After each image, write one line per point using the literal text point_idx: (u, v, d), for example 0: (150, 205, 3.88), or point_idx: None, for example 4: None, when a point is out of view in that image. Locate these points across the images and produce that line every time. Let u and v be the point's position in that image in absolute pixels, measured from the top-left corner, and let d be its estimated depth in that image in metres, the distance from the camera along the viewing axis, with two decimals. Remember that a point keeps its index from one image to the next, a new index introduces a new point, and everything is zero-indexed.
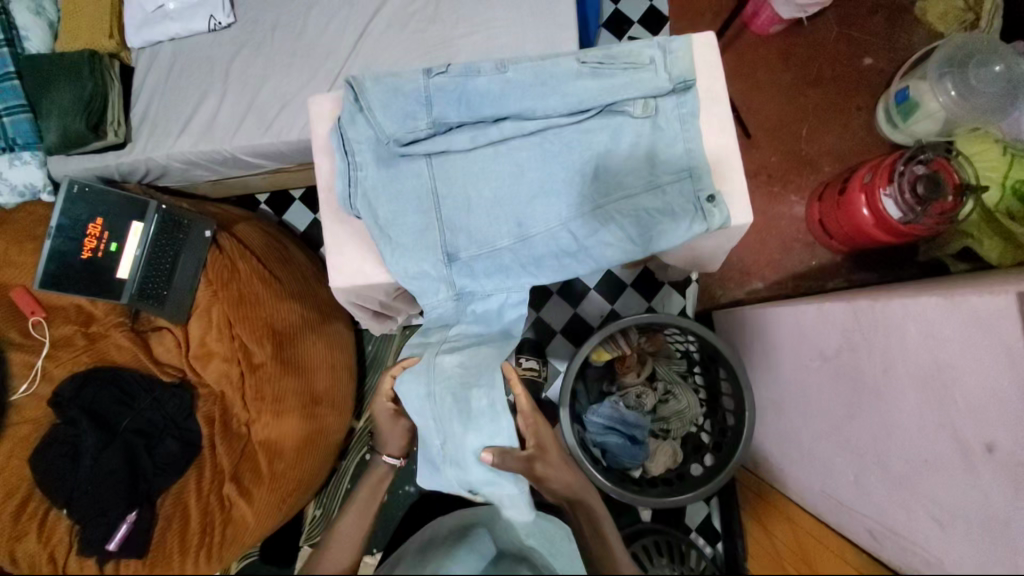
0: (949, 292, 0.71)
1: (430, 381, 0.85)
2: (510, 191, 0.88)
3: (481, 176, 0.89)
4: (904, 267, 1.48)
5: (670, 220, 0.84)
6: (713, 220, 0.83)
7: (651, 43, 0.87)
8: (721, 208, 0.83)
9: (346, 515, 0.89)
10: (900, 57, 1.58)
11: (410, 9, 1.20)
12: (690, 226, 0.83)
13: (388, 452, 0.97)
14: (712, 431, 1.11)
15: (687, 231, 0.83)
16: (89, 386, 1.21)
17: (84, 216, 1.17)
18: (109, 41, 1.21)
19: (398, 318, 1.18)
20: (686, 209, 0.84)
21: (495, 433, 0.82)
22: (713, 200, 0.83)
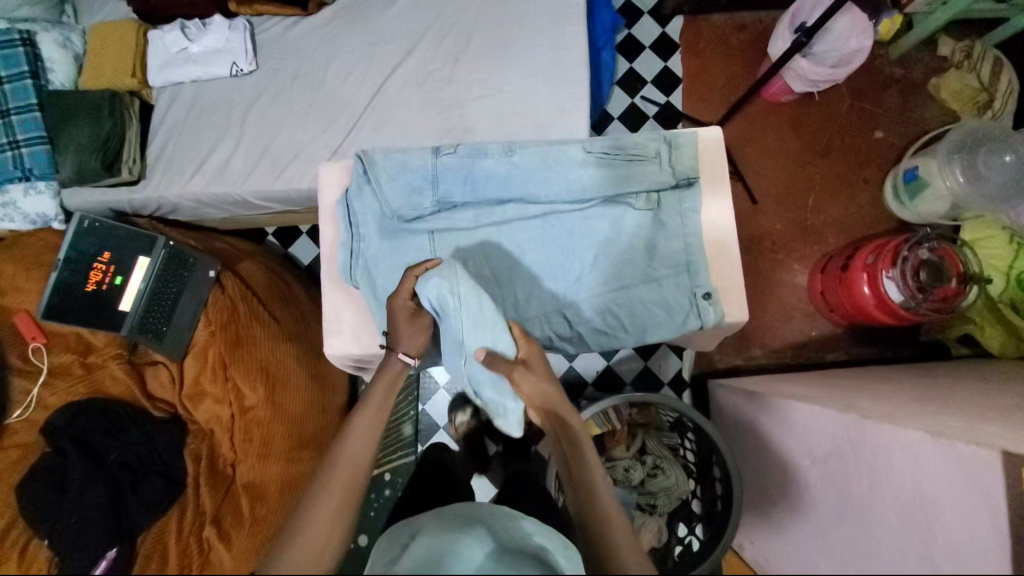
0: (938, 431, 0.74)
1: (452, 280, 0.80)
2: (510, 272, 0.90)
3: (481, 254, 0.91)
4: (905, 344, 1.46)
5: (666, 313, 0.86)
6: (705, 319, 0.85)
7: (657, 137, 0.90)
8: (716, 305, 0.85)
9: (352, 430, 0.75)
10: (913, 133, 1.58)
11: (428, 69, 1.25)
12: (684, 321, 0.85)
13: (404, 352, 0.82)
14: (702, 510, 1.12)
15: (681, 326, 0.86)
16: (81, 418, 1.22)
17: (91, 250, 1.20)
18: (131, 80, 1.24)
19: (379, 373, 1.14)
20: (682, 304, 0.86)
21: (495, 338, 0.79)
22: (710, 297, 0.85)
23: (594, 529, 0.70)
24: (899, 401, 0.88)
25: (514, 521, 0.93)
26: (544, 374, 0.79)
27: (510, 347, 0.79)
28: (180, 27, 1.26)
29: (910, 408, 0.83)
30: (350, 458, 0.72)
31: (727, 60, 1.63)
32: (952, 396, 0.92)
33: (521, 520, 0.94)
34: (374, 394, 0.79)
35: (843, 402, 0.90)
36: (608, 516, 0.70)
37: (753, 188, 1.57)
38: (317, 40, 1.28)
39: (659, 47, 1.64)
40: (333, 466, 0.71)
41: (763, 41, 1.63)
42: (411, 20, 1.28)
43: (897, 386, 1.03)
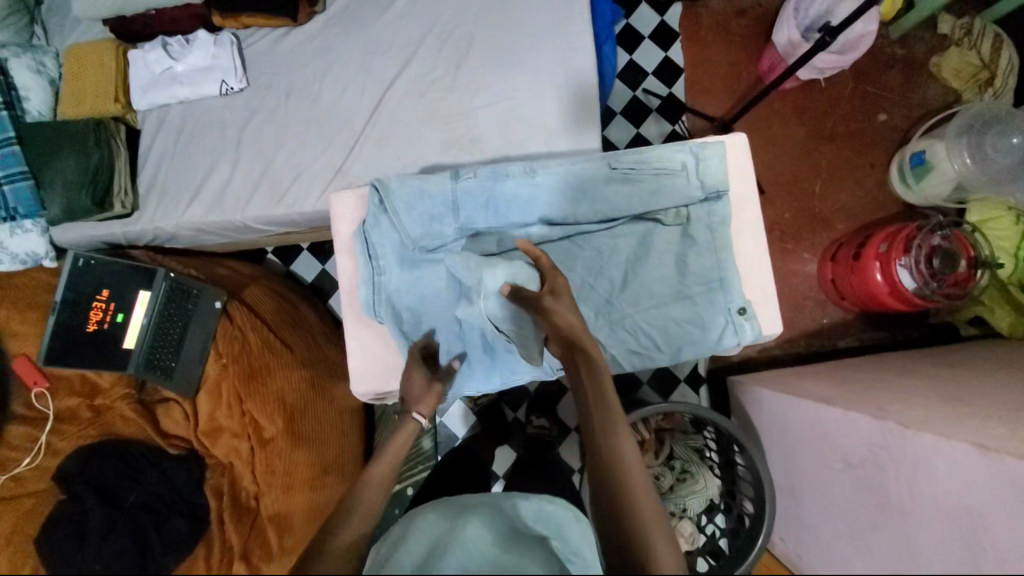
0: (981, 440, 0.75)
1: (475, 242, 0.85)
2: None
3: None
4: (914, 326, 1.47)
5: (700, 329, 0.85)
6: (738, 334, 0.85)
7: (683, 149, 0.88)
8: (753, 321, 0.85)
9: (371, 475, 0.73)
10: (915, 113, 1.57)
11: (430, 77, 1.20)
12: (720, 337, 0.85)
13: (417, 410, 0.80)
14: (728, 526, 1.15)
15: (717, 342, 0.86)
16: (94, 461, 1.18)
17: (88, 289, 1.15)
18: (114, 104, 1.17)
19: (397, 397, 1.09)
20: (717, 320, 0.85)
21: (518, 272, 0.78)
22: (745, 313, 0.85)
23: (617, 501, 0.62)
24: (930, 402, 0.89)
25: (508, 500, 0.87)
26: (572, 309, 0.74)
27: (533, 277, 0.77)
28: (161, 45, 1.19)
29: (945, 412, 0.84)
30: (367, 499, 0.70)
31: (728, 46, 1.59)
32: (980, 393, 0.94)
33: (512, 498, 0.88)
34: (388, 448, 0.77)
35: (873, 405, 0.91)
36: (631, 494, 0.62)
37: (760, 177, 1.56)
38: (311, 52, 1.22)
39: (659, 36, 1.60)
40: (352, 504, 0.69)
41: (764, 25, 1.59)
42: (408, 26, 1.22)
43: (919, 379, 1.05)
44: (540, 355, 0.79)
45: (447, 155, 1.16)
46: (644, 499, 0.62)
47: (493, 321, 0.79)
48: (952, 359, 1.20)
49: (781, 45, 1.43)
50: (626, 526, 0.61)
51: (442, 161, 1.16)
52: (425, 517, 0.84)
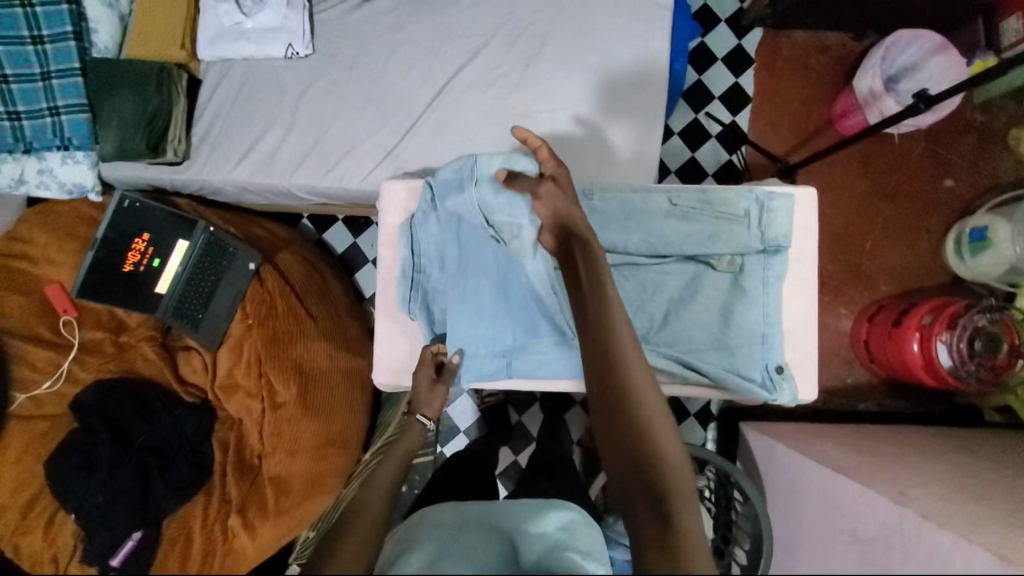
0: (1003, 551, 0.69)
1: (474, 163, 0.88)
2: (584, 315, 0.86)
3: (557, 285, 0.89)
4: (939, 401, 1.43)
5: (736, 380, 0.83)
6: (774, 392, 0.82)
7: (749, 195, 0.85)
8: (790, 383, 0.83)
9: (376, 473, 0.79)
10: (983, 185, 1.51)
11: (495, 72, 1.17)
12: (754, 392, 0.83)
13: (422, 414, 0.86)
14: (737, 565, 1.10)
15: (750, 396, 0.84)
16: (111, 397, 1.20)
17: (132, 228, 1.17)
18: (179, 51, 1.17)
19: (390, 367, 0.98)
20: (754, 375, 0.83)
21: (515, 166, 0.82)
22: (782, 372, 0.83)
23: (638, 444, 0.60)
24: (954, 495, 0.87)
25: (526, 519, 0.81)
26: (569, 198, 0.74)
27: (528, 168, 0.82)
28: None
29: (967, 510, 0.82)
30: (369, 492, 0.75)
31: (802, 82, 1.54)
32: (1004, 496, 0.91)
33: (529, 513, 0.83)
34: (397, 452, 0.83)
35: (892, 486, 0.88)
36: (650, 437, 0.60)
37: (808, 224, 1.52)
38: (380, 27, 1.20)
39: (732, 61, 1.55)
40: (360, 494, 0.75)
41: (844, 67, 1.53)
42: (483, 16, 1.19)
43: (941, 464, 1.02)
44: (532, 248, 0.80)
45: (501, 154, 1.15)
46: (661, 437, 0.61)
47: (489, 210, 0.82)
48: (975, 445, 1.17)
49: (861, 92, 1.38)
50: (649, 470, 0.59)
51: None
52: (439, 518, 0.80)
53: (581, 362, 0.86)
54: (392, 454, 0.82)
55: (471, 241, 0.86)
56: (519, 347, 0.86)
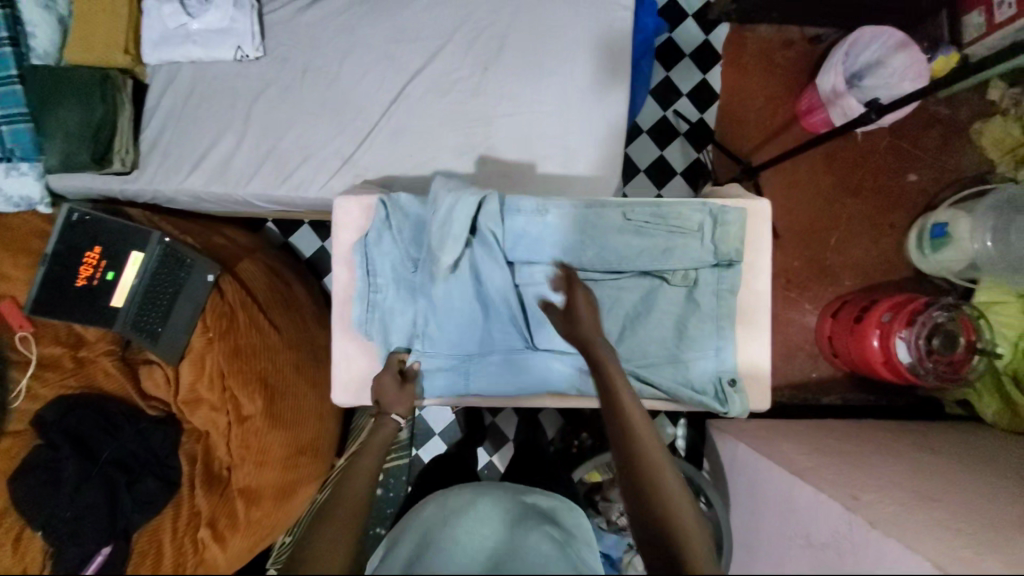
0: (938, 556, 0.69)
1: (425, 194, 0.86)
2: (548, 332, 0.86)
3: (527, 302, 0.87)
4: (900, 394, 1.47)
5: (690, 394, 0.84)
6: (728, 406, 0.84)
7: (702, 208, 0.84)
8: (742, 395, 0.84)
9: (351, 475, 0.76)
10: (947, 179, 1.52)
11: (454, 76, 1.16)
12: (707, 404, 0.84)
13: (396, 412, 0.82)
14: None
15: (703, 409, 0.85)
16: (74, 413, 1.17)
17: (84, 244, 1.13)
18: (123, 57, 1.13)
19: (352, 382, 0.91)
20: (706, 387, 0.85)
21: (466, 197, 0.82)
22: (734, 384, 0.84)
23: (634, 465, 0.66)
24: (906, 496, 0.88)
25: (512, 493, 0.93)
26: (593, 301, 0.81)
27: (477, 198, 0.82)
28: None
29: (916, 513, 0.82)
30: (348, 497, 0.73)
31: (767, 78, 1.54)
32: (951, 489, 0.94)
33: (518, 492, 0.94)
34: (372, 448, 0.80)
35: (846, 489, 0.88)
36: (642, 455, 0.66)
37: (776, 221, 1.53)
38: (333, 30, 1.18)
39: (698, 57, 1.55)
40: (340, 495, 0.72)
41: (809, 62, 1.54)
42: (439, 17, 1.18)
43: (895, 462, 1.04)
44: (497, 266, 0.84)
45: (460, 161, 1.14)
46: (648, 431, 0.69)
47: (444, 236, 0.81)
48: (931, 442, 1.20)
49: (824, 90, 1.38)
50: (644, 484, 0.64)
51: (455, 166, 1.13)
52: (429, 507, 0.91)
53: (538, 373, 0.87)
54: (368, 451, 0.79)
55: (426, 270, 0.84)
56: (480, 351, 0.87)
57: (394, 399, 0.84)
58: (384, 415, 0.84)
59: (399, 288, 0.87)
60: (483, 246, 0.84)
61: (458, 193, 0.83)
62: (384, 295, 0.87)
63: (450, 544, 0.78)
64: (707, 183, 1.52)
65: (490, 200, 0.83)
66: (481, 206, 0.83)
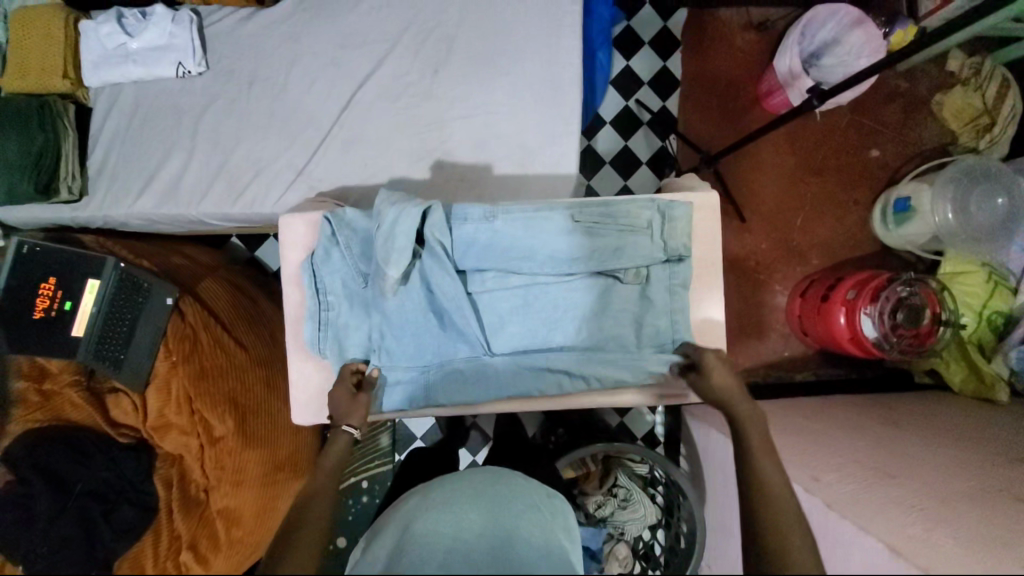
0: (897, 536, 0.70)
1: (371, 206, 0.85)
2: (504, 336, 0.86)
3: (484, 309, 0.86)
4: (871, 366, 1.49)
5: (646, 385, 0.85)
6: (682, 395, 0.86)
7: (650, 206, 0.84)
8: None
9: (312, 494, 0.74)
10: (909, 153, 1.53)
11: (405, 80, 1.14)
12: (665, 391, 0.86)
13: (348, 423, 0.80)
14: (666, 544, 1.17)
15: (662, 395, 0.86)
16: (42, 447, 1.16)
17: (36, 275, 1.11)
18: (62, 81, 1.11)
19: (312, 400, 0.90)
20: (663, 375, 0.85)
21: (410, 209, 0.81)
22: None
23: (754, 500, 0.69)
24: (866, 473, 0.89)
25: (502, 481, 0.90)
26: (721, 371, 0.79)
27: (420, 208, 0.81)
28: (115, 18, 1.12)
29: (876, 490, 0.83)
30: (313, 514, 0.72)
31: (727, 61, 1.53)
32: (915, 463, 0.95)
33: (519, 486, 0.90)
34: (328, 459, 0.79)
35: (807, 471, 0.89)
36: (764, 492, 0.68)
37: (743, 203, 1.52)
38: (278, 39, 1.16)
39: (657, 44, 1.54)
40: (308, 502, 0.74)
41: (768, 41, 1.53)
42: (386, 20, 1.16)
43: (864, 439, 1.05)
44: (449, 275, 0.84)
45: (415, 166, 1.12)
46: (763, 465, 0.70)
47: (391, 250, 0.80)
48: (898, 416, 1.21)
49: (781, 72, 1.37)
50: (767, 517, 0.67)
51: (408, 172, 1.12)
52: (411, 499, 0.89)
53: (497, 379, 0.87)
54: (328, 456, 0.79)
55: (374, 282, 0.84)
56: (438, 361, 0.88)
57: (347, 411, 0.82)
58: (337, 429, 0.82)
59: (352, 303, 0.86)
60: (434, 260, 0.83)
61: (401, 204, 0.82)
62: (338, 312, 0.86)
63: (430, 539, 0.77)
64: (672, 171, 1.51)
65: (434, 211, 0.82)
66: (427, 217, 0.82)
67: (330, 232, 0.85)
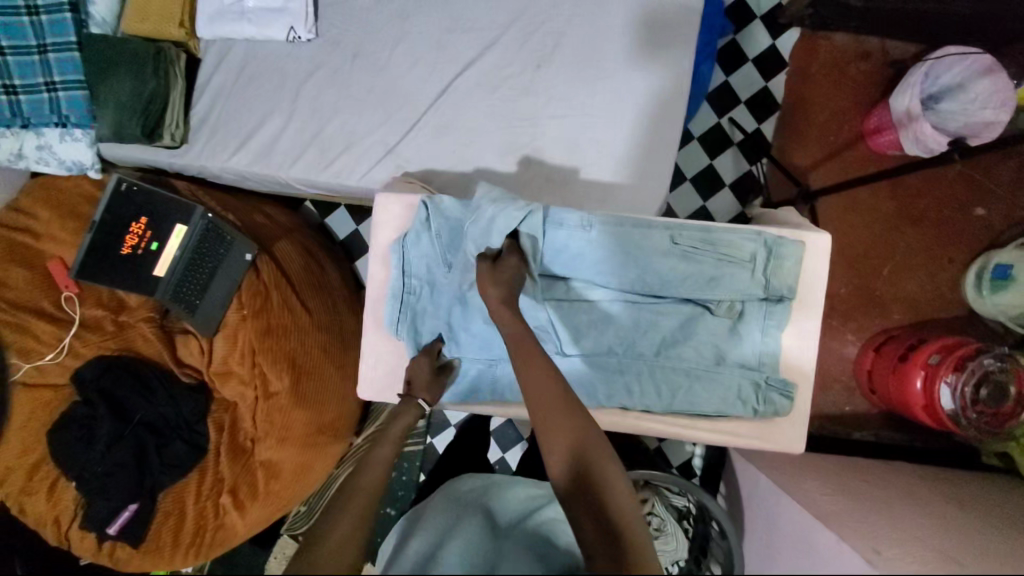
0: None
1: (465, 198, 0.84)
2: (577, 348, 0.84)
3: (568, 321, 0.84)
4: (935, 437, 1.40)
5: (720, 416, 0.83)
6: (765, 410, 0.82)
7: (757, 238, 0.82)
8: (778, 401, 0.82)
9: (368, 462, 0.74)
10: (1017, 216, 1.42)
11: (506, 71, 1.12)
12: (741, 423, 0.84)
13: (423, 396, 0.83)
14: None
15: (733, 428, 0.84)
16: (111, 373, 1.21)
17: (129, 214, 1.15)
18: (178, 30, 1.14)
19: (377, 381, 0.91)
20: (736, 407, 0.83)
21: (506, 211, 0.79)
22: (773, 397, 0.82)
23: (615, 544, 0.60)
24: (935, 558, 0.82)
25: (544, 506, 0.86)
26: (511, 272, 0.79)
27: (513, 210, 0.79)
28: None
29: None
30: (364, 484, 0.70)
31: (834, 92, 1.46)
32: (987, 555, 0.88)
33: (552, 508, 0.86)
34: (391, 433, 0.78)
35: (869, 542, 0.83)
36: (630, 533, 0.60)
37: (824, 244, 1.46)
38: (387, 14, 1.16)
39: (761, 64, 1.48)
40: (347, 487, 0.69)
41: (879, 78, 1.45)
42: (495, 9, 1.14)
43: (929, 517, 0.99)
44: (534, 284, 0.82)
45: (504, 161, 1.11)
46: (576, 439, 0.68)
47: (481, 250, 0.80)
48: (965, 496, 1.13)
49: (896, 112, 1.29)
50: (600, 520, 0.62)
51: (497, 166, 1.11)
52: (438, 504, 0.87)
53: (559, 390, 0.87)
54: (386, 441, 0.77)
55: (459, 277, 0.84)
56: (507, 357, 0.85)
57: (425, 383, 0.85)
58: (409, 396, 0.84)
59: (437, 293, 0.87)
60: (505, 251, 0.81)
61: (501, 203, 0.81)
62: (422, 296, 0.86)
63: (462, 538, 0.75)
64: (756, 199, 1.46)
65: (533, 214, 0.80)
66: (523, 222, 0.80)
67: (425, 220, 0.84)
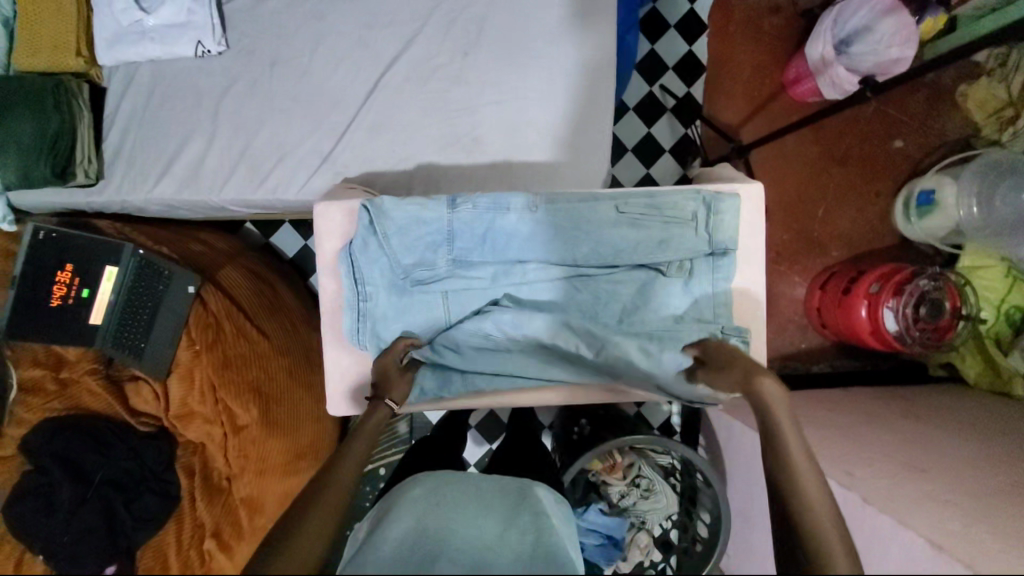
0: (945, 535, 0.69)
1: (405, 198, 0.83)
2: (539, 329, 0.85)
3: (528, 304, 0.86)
4: (884, 358, 1.50)
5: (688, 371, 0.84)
6: None
7: (697, 197, 0.84)
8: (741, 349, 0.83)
9: (342, 460, 0.72)
10: (931, 144, 1.51)
11: (433, 62, 1.11)
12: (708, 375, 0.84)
13: (391, 397, 0.79)
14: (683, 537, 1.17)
15: None
16: (59, 436, 1.13)
17: (52, 262, 1.08)
18: (76, 59, 1.06)
19: (351, 392, 0.90)
20: None
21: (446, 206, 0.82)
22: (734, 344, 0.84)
23: (800, 555, 0.60)
24: (898, 470, 0.88)
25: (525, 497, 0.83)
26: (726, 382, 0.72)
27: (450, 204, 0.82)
28: None
29: (910, 488, 0.82)
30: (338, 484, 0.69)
31: (752, 47, 1.51)
32: (943, 459, 0.95)
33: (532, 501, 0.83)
34: (364, 430, 0.76)
35: (840, 466, 0.88)
36: (833, 558, 0.57)
37: None
38: (302, 17, 1.11)
39: (682, 28, 1.51)
40: (321, 485, 0.68)
41: (791, 29, 1.51)
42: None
43: (889, 433, 1.05)
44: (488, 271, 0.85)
45: (443, 154, 1.10)
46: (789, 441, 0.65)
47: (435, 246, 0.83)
48: (919, 409, 1.22)
49: (811, 60, 1.35)
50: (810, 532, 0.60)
51: (438, 159, 1.10)
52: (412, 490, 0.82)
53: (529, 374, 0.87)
54: (359, 436, 0.75)
55: (414, 275, 0.84)
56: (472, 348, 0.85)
57: (389, 384, 0.80)
58: (377, 400, 0.79)
59: (394, 295, 0.86)
60: (452, 242, 0.83)
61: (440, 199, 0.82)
62: (380, 302, 0.85)
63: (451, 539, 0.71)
64: (695, 160, 1.50)
65: (475, 203, 0.82)
66: (464, 213, 0.82)
67: (369, 225, 0.83)
